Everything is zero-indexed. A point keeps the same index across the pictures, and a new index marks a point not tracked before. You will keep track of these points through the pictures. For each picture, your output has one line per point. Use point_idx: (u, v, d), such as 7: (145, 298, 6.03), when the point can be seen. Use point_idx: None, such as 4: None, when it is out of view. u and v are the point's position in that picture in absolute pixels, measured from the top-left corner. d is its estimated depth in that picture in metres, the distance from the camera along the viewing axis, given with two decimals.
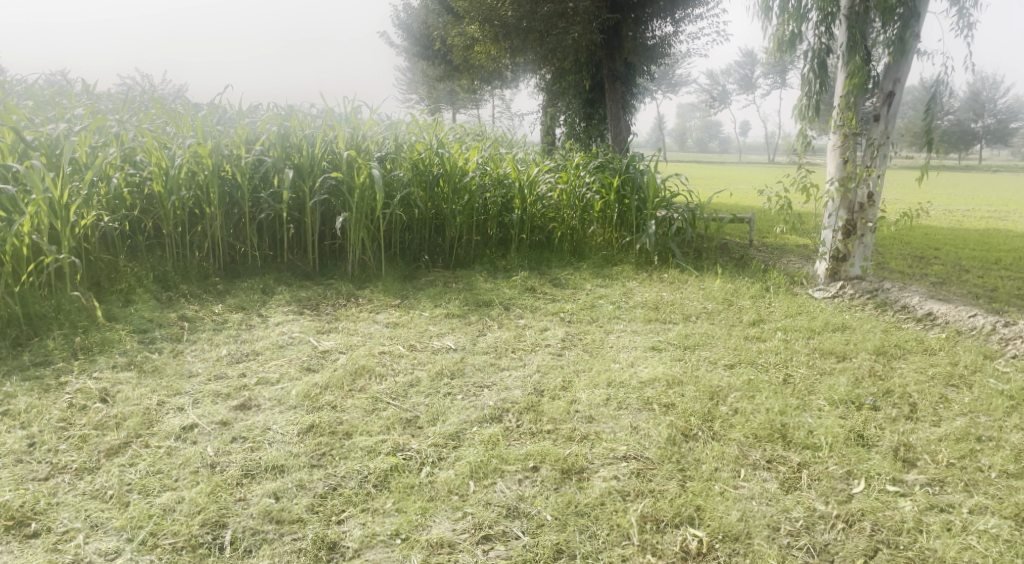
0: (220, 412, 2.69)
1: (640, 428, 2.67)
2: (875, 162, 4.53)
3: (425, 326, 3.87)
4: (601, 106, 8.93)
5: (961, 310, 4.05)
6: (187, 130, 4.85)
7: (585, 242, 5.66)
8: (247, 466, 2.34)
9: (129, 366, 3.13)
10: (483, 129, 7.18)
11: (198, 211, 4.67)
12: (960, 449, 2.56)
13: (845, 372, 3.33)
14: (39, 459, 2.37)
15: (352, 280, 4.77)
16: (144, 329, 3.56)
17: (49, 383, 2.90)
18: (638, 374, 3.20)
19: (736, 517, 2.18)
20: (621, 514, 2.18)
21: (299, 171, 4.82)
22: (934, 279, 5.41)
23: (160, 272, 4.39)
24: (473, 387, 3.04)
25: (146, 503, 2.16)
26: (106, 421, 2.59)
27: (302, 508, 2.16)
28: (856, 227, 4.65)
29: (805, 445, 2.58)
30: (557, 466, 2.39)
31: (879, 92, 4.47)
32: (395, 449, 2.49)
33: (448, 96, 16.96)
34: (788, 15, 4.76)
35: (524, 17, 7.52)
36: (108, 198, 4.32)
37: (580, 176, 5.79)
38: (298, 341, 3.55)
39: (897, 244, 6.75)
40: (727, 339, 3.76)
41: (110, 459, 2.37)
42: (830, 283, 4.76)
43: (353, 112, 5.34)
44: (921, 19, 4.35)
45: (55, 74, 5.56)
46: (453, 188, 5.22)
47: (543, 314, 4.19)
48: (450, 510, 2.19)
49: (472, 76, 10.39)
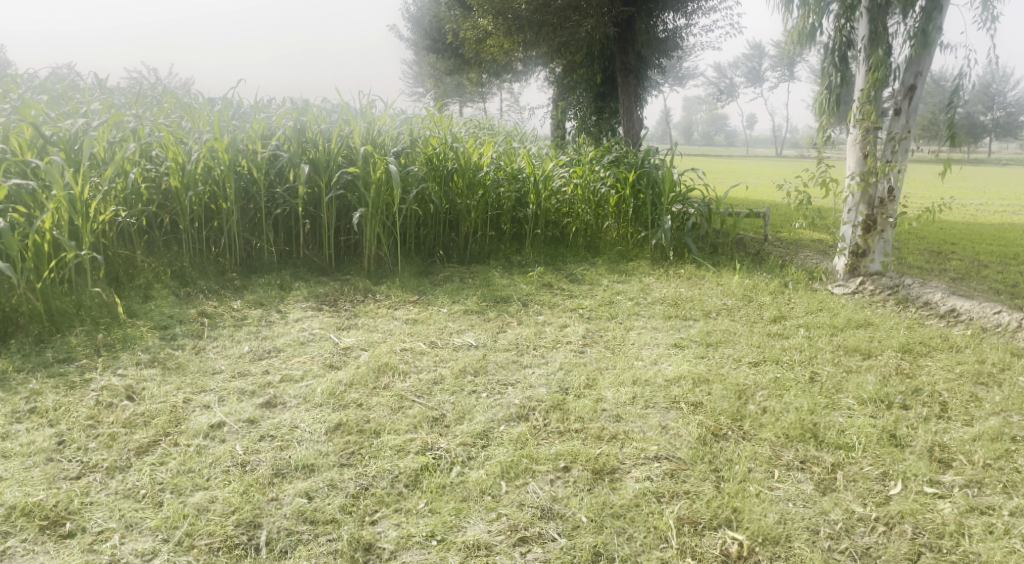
0: (246, 410, 2.67)
1: (670, 428, 2.64)
2: (896, 156, 4.48)
3: (445, 323, 3.85)
4: (613, 100, 8.86)
5: (985, 306, 4.00)
6: (204, 125, 4.82)
7: (599, 237, 5.62)
8: (278, 465, 2.32)
9: (153, 362, 3.11)
10: (494, 124, 7.14)
11: (214, 206, 4.64)
12: (996, 449, 2.52)
13: (871, 370, 3.29)
14: (69, 458, 2.35)
15: (368, 276, 4.75)
16: (165, 325, 3.55)
17: (74, 380, 2.89)
18: (663, 371, 3.17)
19: (774, 520, 2.15)
20: (657, 516, 2.16)
21: (316, 165, 4.78)
22: (954, 275, 5.35)
23: (177, 267, 4.38)
24: (498, 385, 3.01)
25: (179, 503, 2.15)
26: (133, 419, 2.58)
27: (335, 509, 2.14)
28: (877, 222, 4.59)
29: (837, 445, 2.55)
30: (588, 467, 2.37)
31: (900, 84, 4.42)
32: (424, 448, 2.46)
33: (456, 89, 16.94)
34: (809, 7, 4.70)
35: (537, 10, 7.46)
36: (125, 194, 4.29)
37: (594, 171, 5.76)
38: (319, 338, 3.53)
39: (913, 240, 6.69)
40: (749, 336, 3.73)
41: (141, 457, 2.36)
42: (849, 279, 4.70)
43: (368, 106, 5.31)
44: (945, 12, 4.28)
45: (66, 68, 5.54)
46: (467, 183, 5.19)
47: (562, 310, 4.16)
48: (484, 511, 2.17)
49: (482, 69, 10.32)
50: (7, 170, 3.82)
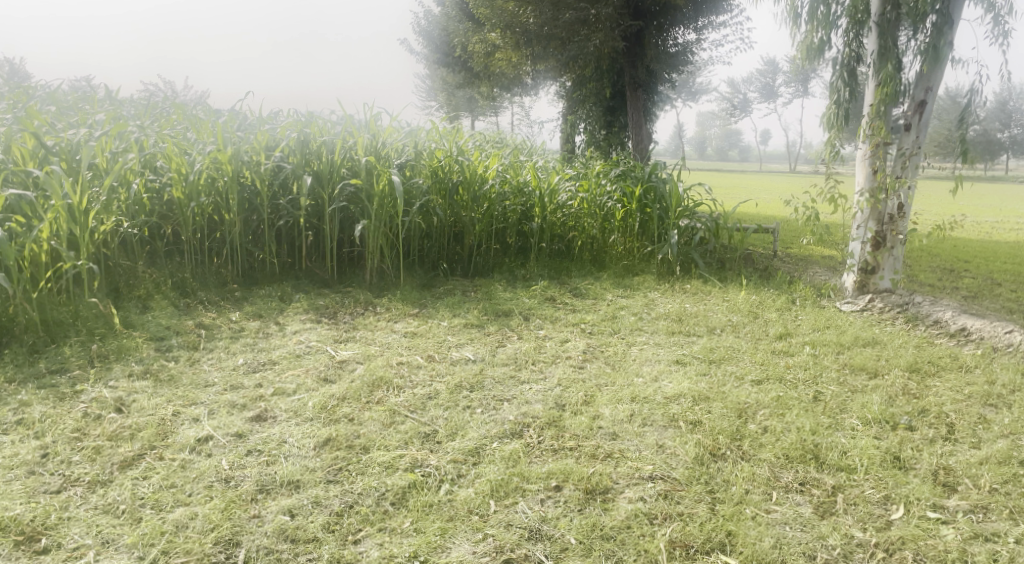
0: (236, 423, 2.63)
1: (666, 447, 2.58)
2: (906, 172, 4.40)
3: (443, 336, 3.80)
4: (622, 114, 8.80)
5: (996, 325, 3.92)
6: (209, 136, 4.81)
7: (605, 251, 5.56)
8: (262, 481, 2.28)
9: (145, 374, 3.08)
10: (501, 138, 7.12)
11: (217, 217, 4.62)
12: (1003, 473, 2.44)
13: (877, 391, 3.21)
14: (52, 471, 2.32)
15: (370, 288, 4.72)
16: (162, 336, 3.53)
17: (65, 391, 2.86)
18: (663, 389, 3.10)
19: (769, 544, 2.09)
20: (648, 539, 2.10)
21: (319, 178, 4.76)
22: (966, 293, 5.26)
23: (178, 278, 4.36)
24: (493, 401, 2.96)
25: (158, 519, 2.11)
26: (120, 431, 2.55)
27: (317, 527, 2.09)
28: (886, 239, 4.51)
29: (839, 467, 2.48)
30: (580, 486, 2.31)
31: (910, 100, 4.35)
32: (413, 465, 2.41)
33: (467, 103, 17.01)
34: (817, 22, 4.67)
35: (545, 24, 7.45)
36: (127, 204, 4.29)
37: (601, 185, 5.72)
38: (316, 350, 3.49)
39: (925, 257, 6.60)
40: (753, 353, 3.66)
41: (124, 472, 2.33)
42: (858, 296, 4.62)
43: (373, 119, 5.28)
44: (956, 27, 4.22)
45: (82, 80, 5.59)
46: (472, 196, 5.17)
47: (563, 325, 4.11)
48: (470, 531, 2.11)
49: (492, 82, 10.33)
50: (8, 180, 3.84)
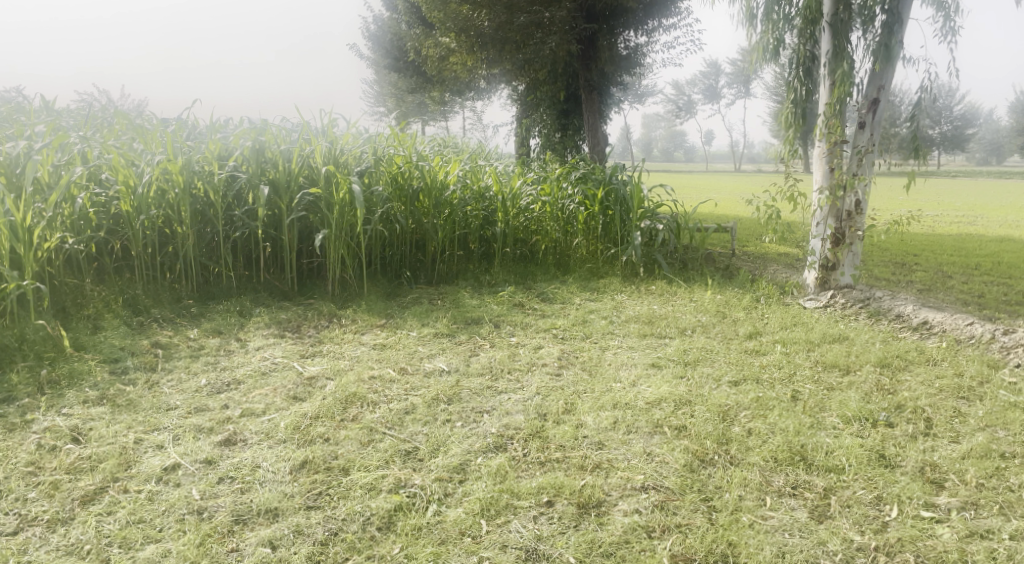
0: (204, 449, 2.49)
1: (655, 455, 2.52)
2: (862, 169, 4.44)
3: (414, 348, 3.69)
4: (577, 117, 8.80)
5: (957, 318, 3.98)
6: (156, 146, 4.60)
7: (568, 254, 5.51)
8: (238, 511, 2.15)
9: (101, 400, 2.90)
10: (458, 142, 7.03)
11: (169, 230, 4.42)
12: (986, 468, 2.46)
13: (853, 388, 3.22)
14: (6, 510, 2.16)
15: (333, 299, 4.57)
16: (116, 358, 3.33)
17: (14, 421, 2.67)
18: (642, 394, 3.05)
19: (770, 553, 2.06)
20: (649, 554, 2.05)
21: (275, 187, 4.60)
22: (921, 286, 5.36)
23: (129, 295, 4.14)
24: (473, 413, 2.87)
25: (128, 559, 1.98)
26: (79, 463, 2.38)
27: (302, 559, 1.99)
28: (845, 235, 4.56)
29: (827, 468, 2.46)
30: (573, 501, 2.24)
31: (863, 98, 4.40)
32: (397, 486, 2.30)
33: (417, 110, 16.84)
34: (772, 23, 4.72)
35: (500, 27, 7.40)
36: (72, 219, 4.07)
37: (562, 188, 5.66)
38: (282, 367, 3.35)
39: (877, 252, 6.72)
40: (727, 354, 3.65)
41: (86, 507, 2.17)
42: (820, 293, 4.65)
43: (330, 125, 5.13)
44: (905, 25, 4.28)
45: (16, 91, 5.30)
46: (433, 202, 5.05)
47: (534, 331, 4.04)
48: (464, 555, 2.03)
49: (445, 86, 10.23)
50: None
